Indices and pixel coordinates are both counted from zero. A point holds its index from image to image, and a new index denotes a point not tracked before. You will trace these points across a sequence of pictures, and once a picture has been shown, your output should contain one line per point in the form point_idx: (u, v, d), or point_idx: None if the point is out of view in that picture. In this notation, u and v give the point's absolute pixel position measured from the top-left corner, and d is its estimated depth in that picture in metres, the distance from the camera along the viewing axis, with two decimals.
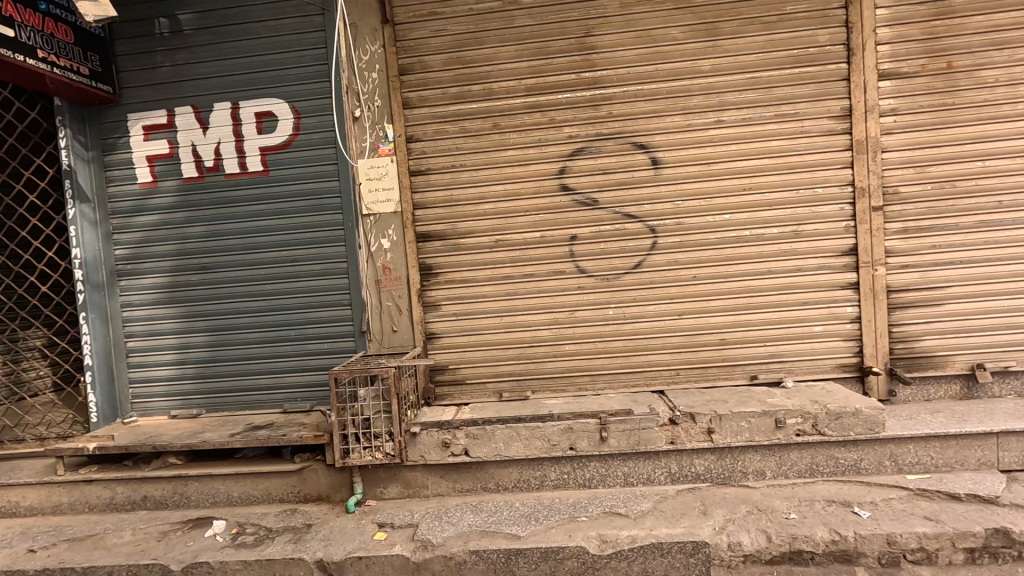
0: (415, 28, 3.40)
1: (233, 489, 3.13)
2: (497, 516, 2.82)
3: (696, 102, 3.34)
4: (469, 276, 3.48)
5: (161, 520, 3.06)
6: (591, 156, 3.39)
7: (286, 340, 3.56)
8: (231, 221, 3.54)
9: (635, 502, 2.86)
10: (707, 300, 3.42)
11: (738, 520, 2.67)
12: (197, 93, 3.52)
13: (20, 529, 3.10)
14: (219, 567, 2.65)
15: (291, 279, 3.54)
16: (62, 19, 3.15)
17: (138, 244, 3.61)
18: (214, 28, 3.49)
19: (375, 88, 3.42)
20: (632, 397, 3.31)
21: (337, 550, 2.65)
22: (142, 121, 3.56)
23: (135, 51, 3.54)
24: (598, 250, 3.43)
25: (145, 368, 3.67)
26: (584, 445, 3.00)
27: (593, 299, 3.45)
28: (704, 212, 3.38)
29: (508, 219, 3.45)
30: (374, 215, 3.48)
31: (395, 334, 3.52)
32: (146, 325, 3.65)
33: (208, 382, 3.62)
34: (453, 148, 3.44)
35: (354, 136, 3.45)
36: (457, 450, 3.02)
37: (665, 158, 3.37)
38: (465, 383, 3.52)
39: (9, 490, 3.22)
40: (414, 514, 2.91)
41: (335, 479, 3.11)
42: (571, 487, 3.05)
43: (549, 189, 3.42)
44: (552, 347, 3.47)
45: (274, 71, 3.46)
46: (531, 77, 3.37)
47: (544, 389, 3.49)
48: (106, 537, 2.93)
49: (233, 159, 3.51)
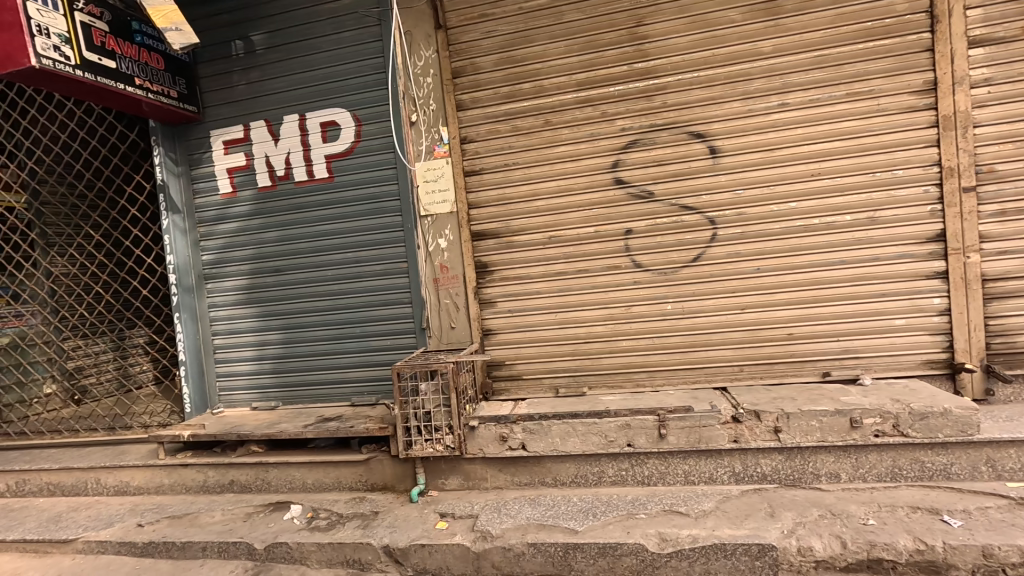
0: (466, 31, 3.47)
1: (308, 476, 3.36)
2: (554, 510, 2.84)
3: (757, 85, 3.18)
4: (523, 273, 3.52)
5: (246, 503, 3.34)
6: (644, 148, 3.33)
7: (352, 337, 3.76)
8: (302, 225, 3.79)
9: (696, 501, 2.78)
10: (771, 293, 3.26)
11: (809, 524, 2.53)
12: (269, 108, 3.78)
13: (130, 505, 3.49)
14: (296, 548, 2.86)
15: (356, 279, 3.74)
16: (155, 49, 3.51)
17: (221, 249, 3.94)
18: (282, 46, 3.73)
19: (430, 92, 3.53)
20: (692, 393, 3.23)
21: (401, 537, 2.78)
22: (223, 137, 3.87)
23: (215, 73, 3.86)
24: (654, 244, 3.36)
25: (230, 363, 4.00)
26: (642, 442, 2.96)
27: (650, 294, 3.38)
28: (767, 200, 3.22)
29: (562, 215, 3.45)
30: (431, 216, 3.59)
31: (453, 330, 3.61)
32: (229, 324, 3.98)
33: (284, 376, 3.90)
34: (505, 146, 3.48)
35: (411, 140, 3.58)
36: (515, 444, 3.08)
37: (724, 147, 3.24)
38: (521, 378, 3.56)
39: (120, 471, 3.62)
40: (474, 505, 3.00)
41: (399, 470, 3.26)
42: (628, 484, 3.02)
43: (602, 184, 3.39)
44: (608, 343, 3.44)
45: (337, 82, 3.66)
46: (582, 72, 3.35)
47: (601, 385, 3.46)
48: (201, 515, 3.24)
49: (302, 168, 3.75)
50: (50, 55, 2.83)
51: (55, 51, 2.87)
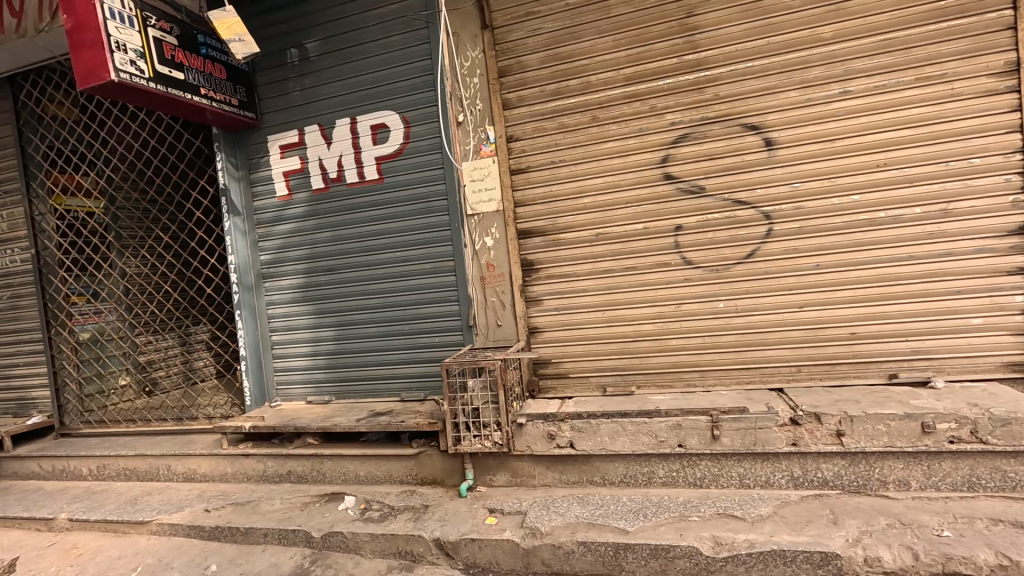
0: (512, 30, 3.49)
1: (360, 469, 3.47)
2: (604, 509, 2.82)
3: (816, 73, 3.04)
4: (570, 270, 3.50)
5: (303, 493, 3.48)
6: (695, 142, 3.24)
7: (401, 334, 3.86)
8: (352, 225, 3.90)
9: (752, 505, 2.69)
10: (832, 291, 3.11)
11: (876, 534, 2.40)
12: (322, 112, 3.91)
13: (197, 491, 3.71)
14: (351, 537, 2.95)
15: (405, 278, 3.82)
16: (217, 60, 3.70)
17: (278, 250, 4.12)
18: (334, 52, 3.85)
19: (476, 92, 3.57)
20: (747, 395, 3.12)
21: (452, 531, 2.82)
22: (279, 142, 4.04)
23: (272, 80, 4.04)
24: (705, 240, 3.27)
25: (287, 358, 4.17)
26: (693, 443, 2.89)
27: (701, 291, 3.30)
28: (827, 193, 3.08)
29: (609, 212, 3.41)
30: (477, 215, 3.63)
31: (500, 328, 3.63)
32: (286, 321, 4.15)
33: (337, 371, 4.04)
34: (552, 144, 3.47)
35: (458, 140, 3.62)
36: (563, 442, 3.07)
37: (780, 138, 3.12)
38: (568, 376, 3.55)
39: (188, 459, 3.84)
40: (522, 502, 3.02)
41: (448, 465, 3.31)
42: (680, 486, 2.96)
43: (651, 179, 3.33)
44: (657, 342, 3.38)
45: (386, 86, 3.75)
46: (630, 66, 3.30)
47: (650, 384, 3.40)
48: (262, 503, 3.40)
49: (353, 170, 3.86)
50: (127, 69, 3.03)
51: (131, 65, 3.07)
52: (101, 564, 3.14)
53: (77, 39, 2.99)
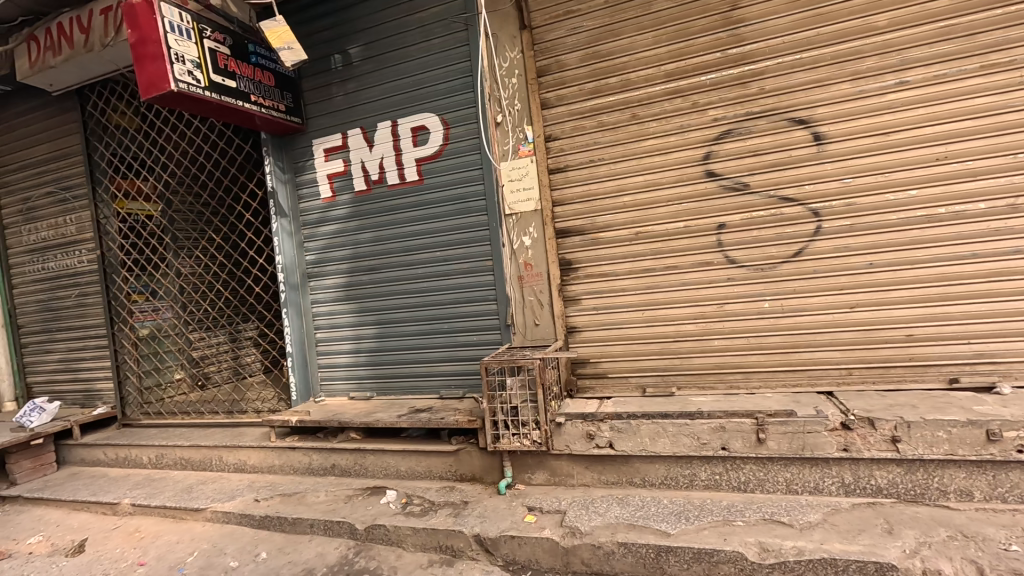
0: (551, 30, 3.49)
1: (401, 464, 3.54)
2: (645, 511, 2.79)
3: (869, 64, 2.92)
4: (609, 269, 3.47)
5: (346, 486, 3.58)
6: (739, 138, 3.16)
7: (441, 332, 3.92)
8: (394, 226, 3.99)
9: (800, 512, 2.61)
10: (887, 291, 2.98)
11: (935, 545, 2.29)
12: (364, 116, 4.02)
13: (247, 482, 3.87)
14: (393, 530, 3.02)
15: (445, 277, 3.88)
16: (267, 68, 3.85)
17: (323, 250, 4.25)
18: (376, 56, 3.95)
19: (515, 92, 3.59)
20: (794, 398, 3.02)
21: (491, 527, 2.85)
22: (323, 145, 4.17)
23: (317, 86, 4.17)
24: (750, 238, 3.18)
25: (331, 355, 4.30)
26: (738, 446, 2.83)
27: (745, 291, 3.22)
28: (881, 189, 2.95)
29: (649, 210, 3.37)
30: (515, 215, 3.65)
31: (538, 327, 3.64)
32: (330, 319, 4.28)
33: (378, 368, 4.14)
34: (591, 143, 3.46)
35: (497, 141, 3.65)
36: (602, 442, 3.06)
37: (829, 133, 3.01)
38: (607, 376, 3.53)
39: (239, 450, 4.02)
40: (561, 501, 3.02)
41: (487, 462, 3.34)
42: (723, 489, 2.90)
43: (693, 177, 3.26)
44: (698, 342, 3.32)
45: (427, 88, 3.82)
46: (671, 62, 3.25)
47: (691, 386, 3.34)
48: (308, 495, 3.53)
49: (394, 172, 3.95)
50: (185, 79, 3.20)
51: (188, 75, 3.23)
52: (161, 547, 3.33)
53: (140, 52, 3.17)
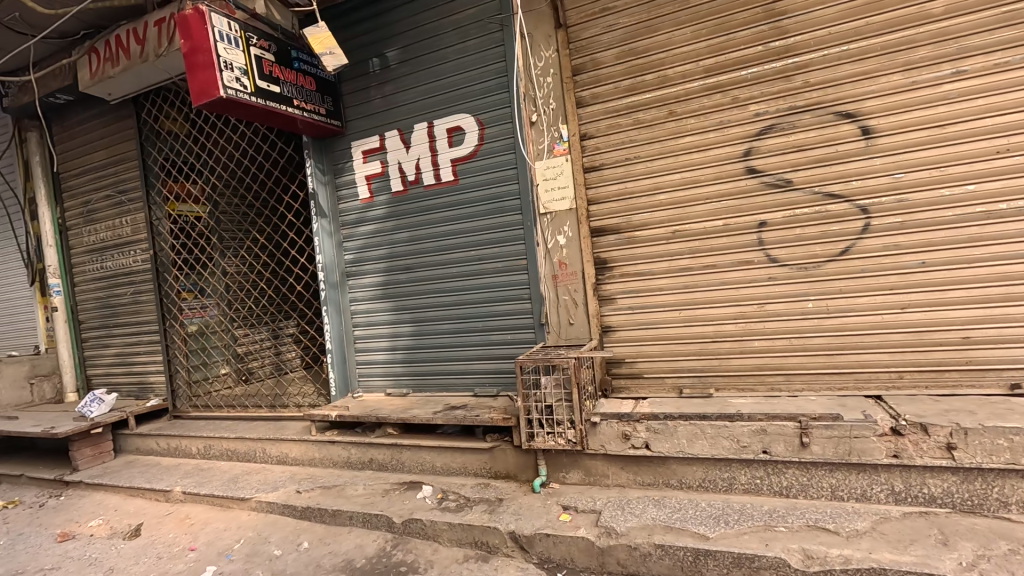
0: (587, 28, 3.48)
1: (437, 460, 3.59)
2: (682, 513, 2.75)
3: (923, 54, 2.80)
4: (645, 268, 3.43)
5: (384, 480, 3.67)
6: (781, 133, 3.08)
7: (475, 331, 3.96)
8: (429, 226, 4.06)
9: (846, 519, 2.52)
10: (940, 291, 2.85)
11: (995, 558, 2.18)
12: (401, 118, 4.09)
13: (289, 474, 4.01)
14: (430, 525, 3.08)
15: (479, 276, 3.92)
16: (308, 73, 3.97)
17: (361, 249, 4.36)
18: (413, 59, 4.02)
19: (550, 91, 3.60)
20: (840, 401, 2.92)
21: (526, 525, 2.87)
22: (362, 147, 4.27)
23: (356, 89, 4.27)
24: (792, 236, 3.09)
25: (368, 352, 4.41)
26: (779, 449, 2.76)
27: (788, 291, 3.13)
28: (935, 184, 2.82)
29: (686, 208, 3.31)
30: (550, 214, 3.64)
31: (572, 326, 3.63)
32: (367, 317, 4.39)
33: (414, 365, 4.21)
34: (627, 140, 3.43)
35: (532, 140, 3.66)
36: (638, 443, 3.03)
37: (878, 126, 2.89)
38: (642, 376, 3.49)
39: (281, 443, 4.16)
40: (597, 501, 3.00)
41: (522, 460, 3.36)
42: (764, 494, 2.83)
43: (733, 174, 3.19)
44: (738, 343, 3.25)
45: (462, 89, 3.86)
46: (710, 57, 3.19)
47: (730, 387, 3.28)
48: (347, 488, 3.62)
49: (430, 172, 4.01)
50: (233, 86, 3.33)
51: (236, 81, 3.37)
52: (210, 534, 3.48)
53: (192, 61, 3.33)
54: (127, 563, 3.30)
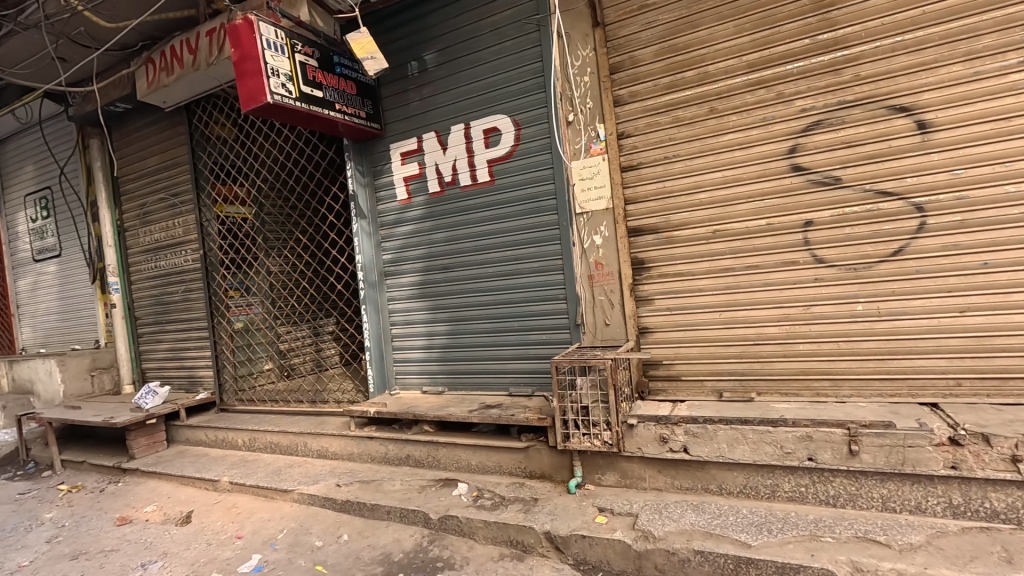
0: (625, 26, 3.44)
1: (472, 458, 3.62)
2: (722, 520, 2.68)
3: (985, 43, 2.65)
4: (684, 269, 3.37)
5: (420, 476, 3.73)
6: (829, 129, 2.97)
7: (511, 330, 3.97)
8: (465, 226, 4.10)
9: (899, 532, 2.41)
10: (1005, 293, 2.69)
11: None
12: (438, 120, 4.15)
13: (329, 468, 4.12)
14: (466, 522, 3.11)
15: (515, 276, 3.93)
16: (349, 77, 4.08)
17: (399, 249, 4.44)
18: (450, 62, 4.07)
19: (587, 90, 3.58)
20: (892, 408, 2.79)
21: (562, 525, 2.86)
22: (400, 149, 4.35)
23: (394, 92, 4.36)
24: (841, 236, 2.98)
25: (405, 350, 4.49)
26: (826, 457, 2.66)
27: (835, 292, 3.01)
28: (999, 181, 2.66)
29: (728, 207, 3.23)
30: (586, 214, 3.63)
31: (608, 327, 3.60)
32: (405, 316, 4.47)
33: (449, 364, 4.27)
34: (666, 139, 3.37)
35: (568, 139, 3.65)
36: (676, 446, 2.97)
37: (936, 120, 2.75)
38: (680, 379, 3.42)
39: (321, 438, 4.29)
40: (633, 503, 2.97)
41: (557, 461, 3.35)
42: (809, 503, 2.73)
43: (777, 172, 3.10)
44: (782, 346, 3.15)
45: (499, 90, 3.88)
46: (754, 52, 3.10)
47: (772, 392, 3.18)
48: (385, 483, 3.70)
49: (467, 173, 4.06)
50: (279, 91, 3.46)
51: (282, 87, 3.49)
52: (255, 523, 3.62)
53: (241, 68, 3.47)
54: (179, 547, 3.47)
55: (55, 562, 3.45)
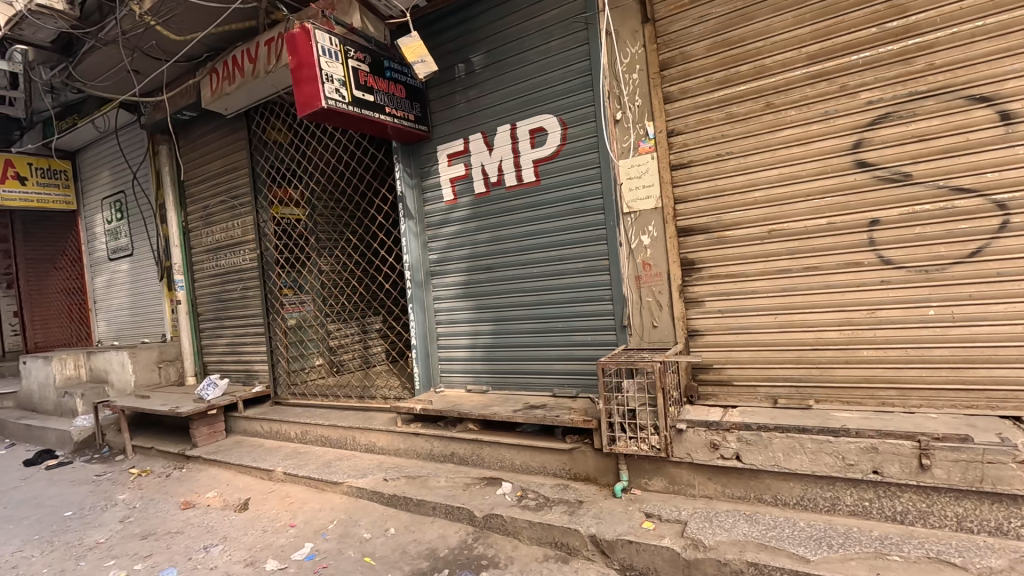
0: (676, 20, 3.36)
1: (516, 458, 3.63)
2: (778, 532, 2.57)
3: None
4: (737, 270, 3.25)
5: (464, 474, 3.77)
6: (899, 122, 2.79)
7: (556, 331, 3.95)
8: (510, 226, 4.12)
9: (977, 554, 2.24)
10: None
11: None
12: (485, 121, 4.19)
13: (377, 462, 4.23)
14: (510, 521, 3.12)
15: (560, 277, 3.91)
16: (399, 82, 4.18)
17: (444, 249, 4.51)
18: (496, 63, 4.10)
19: (636, 88, 3.51)
20: (968, 421, 2.60)
21: (608, 529, 2.82)
22: (447, 151, 4.42)
23: (442, 95, 4.43)
24: (911, 235, 2.80)
25: (450, 349, 4.55)
26: (893, 470, 2.51)
27: (904, 295, 2.83)
28: None
29: (785, 206, 3.09)
30: (634, 213, 3.56)
31: (656, 329, 3.52)
32: (450, 315, 4.53)
33: (494, 363, 4.29)
34: (718, 136, 3.27)
35: (616, 138, 3.60)
36: (728, 453, 2.88)
37: (1021, 110, 2.55)
38: (732, 384, 3.31)
39: (369, 433, 4.40)
40: (682, 511, 2.89)
41: (603, 463, 3.30)
42: (873, 518, 2.58)
43: (840, 168, 2.94)
44: (843, 352, 2.99)
45: (546, 90, 3.88)
46: (815, 42, 2.96)
47: (832, 400, 3.03)
48: (430, 479, 3.76)
49: (513, 173, 4.07)
50: (333, 96, 3.58)
51: (335, 92, 3.61)
52: (307, 513, 3.76)
53: (298, 75, 3.61)
54: (238, 532, 3.64)
55: (127, 541, 3.68)
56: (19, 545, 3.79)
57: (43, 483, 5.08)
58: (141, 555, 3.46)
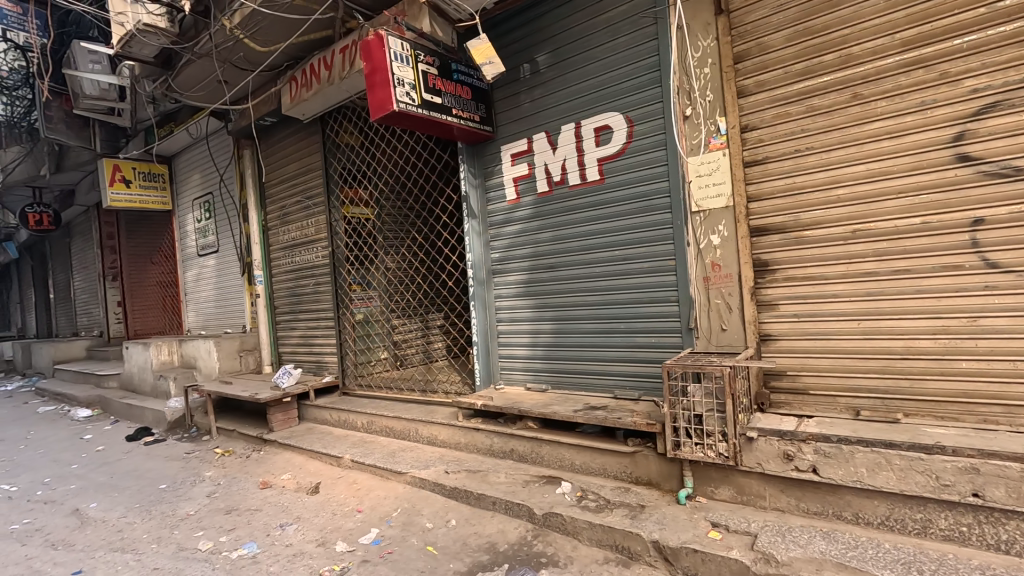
0: (752, 11, 3.22)
1: (575, 458, 3.61)
2: (859, 552, 2.41)
3: None
4: (816, 272, 3.06)
5: (523, 471, 3.79)
6: (1010, 111, 2.53)
7: (619, 332, 3.89)
8: (572, 225, 4.10)
9: None
10: None
11: None
12: (549, 120, 4.19)
13: (438, 454, 4.35)
14: (570, 520, 3.11)
15: (623, 277, 3.85)
16: (465, 83, 4.26)
17: (506, 249, 4.55)
18: (561, 62, 4.09)
19: (707, 82, 3.39)
20: None
21: (671, 536, 2.75)
22: (511, 151, 4.46)
23: (506, 95, 4.48)
24: (1022, 236, 2.53)
25: (510, 347, 4.60)
26: (997, 494, 2.29)
27: (1013, 302, 2.56)
28: None
29: (873, 204, 2.88)
30: (703, 212, 3.44)
31: (724, 333, 3.38)
32: (511, 313, 4.57)
33: (554, 362, 4.30)
34: (797, 131, 3.09)
35: (685, 135, 3.49)
36: (803, 465, 2.73)
37: None
38: (808, 393, 3.12)
39: (431, 426, 4.53)
40: (752, 522, 2.77)
41: (666, 468, 3.23)
42: (971, 546, 2.36)
43: (937, 162, 2.71)
44: (936, 363, 2.76)
45: (611, 88, 3.83)
46: (911, 27, 2.74)
47: (923, 414, 2.79)
48: (489, 474, 3.82)
49: (576, 172, 4.05)
50: (404, 100, 3.71)
51: (406, 96, 3.74)
52: (373, 500, 3.92)
53: (372, 80, 3.77)
54: (311, 513, 3.86)
55: (213, 515, 4.00)
56: (123, 511, 4.21)
57: (142, 458, 5.61)
58: (226, 528, 3.75)
